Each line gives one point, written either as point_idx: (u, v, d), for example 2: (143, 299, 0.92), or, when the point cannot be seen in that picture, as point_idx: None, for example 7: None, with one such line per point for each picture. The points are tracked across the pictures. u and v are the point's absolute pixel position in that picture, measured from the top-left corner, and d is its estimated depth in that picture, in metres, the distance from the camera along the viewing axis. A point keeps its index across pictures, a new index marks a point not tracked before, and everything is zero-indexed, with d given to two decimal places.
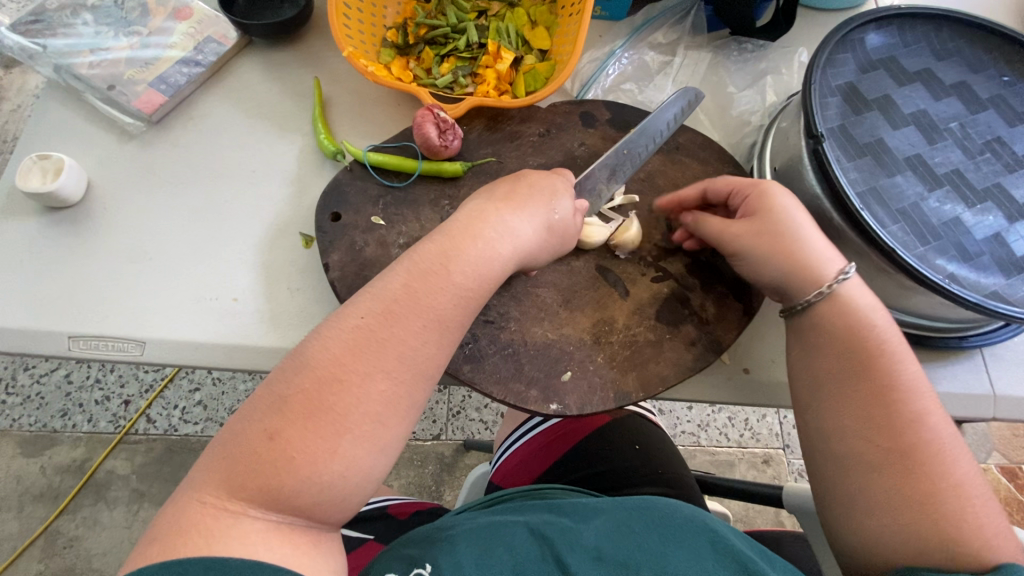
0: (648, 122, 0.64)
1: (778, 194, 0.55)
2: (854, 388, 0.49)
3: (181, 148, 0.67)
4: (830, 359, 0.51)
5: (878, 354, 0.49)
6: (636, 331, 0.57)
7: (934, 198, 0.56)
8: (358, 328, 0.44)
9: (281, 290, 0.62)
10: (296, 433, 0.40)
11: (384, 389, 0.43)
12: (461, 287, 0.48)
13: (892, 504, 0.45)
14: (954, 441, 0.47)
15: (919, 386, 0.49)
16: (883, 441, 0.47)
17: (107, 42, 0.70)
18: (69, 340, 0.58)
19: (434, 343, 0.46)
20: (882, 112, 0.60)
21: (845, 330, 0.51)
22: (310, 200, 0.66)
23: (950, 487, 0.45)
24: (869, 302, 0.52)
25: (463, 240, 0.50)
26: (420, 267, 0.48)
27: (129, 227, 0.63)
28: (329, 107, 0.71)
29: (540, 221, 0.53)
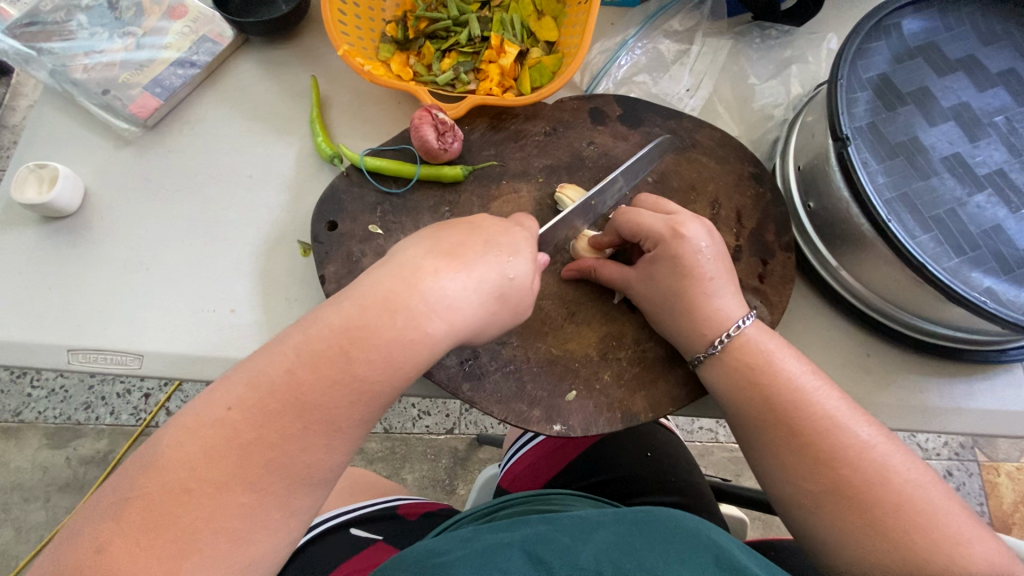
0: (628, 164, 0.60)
1: (677, 250, 0.50)
2: (765, 434, 0.46)
3: (176, 154, 0.65)
4: (732, 412, 0.49)
5: (783, 393, 0.46)
6: (646, 347, 0.54)
7: (973, 202, 0.51)
8: (235, 438, 0.39)
9: (278, 300, 0.60)
10: (131, 552, 0.36)
11: (241, 501, 0.39)
12: (360, 381, 0.41)
13: (837, 545, 0.42)
14: (893, 458, 0.43)
15: (831, 413, 0.45)
16: (808, 485, 0.44)
17: (102, 45, 0.68)
18: (68, 353, 0.57)
19: (316, 447, 0.41)
20: (919, 106, 0.55)
21: (738, 376, 0.48)
22: (307, 207, 0.64)
23: (890, 514, 0.41)
24: (767, 343, 0.48)
25: (380, 317, 0.41)
26: (312, 349, 0.41)
27: (125, 236, 0.62)
28: (327, 107, 0.68)
29: (482, 285, 0.44)
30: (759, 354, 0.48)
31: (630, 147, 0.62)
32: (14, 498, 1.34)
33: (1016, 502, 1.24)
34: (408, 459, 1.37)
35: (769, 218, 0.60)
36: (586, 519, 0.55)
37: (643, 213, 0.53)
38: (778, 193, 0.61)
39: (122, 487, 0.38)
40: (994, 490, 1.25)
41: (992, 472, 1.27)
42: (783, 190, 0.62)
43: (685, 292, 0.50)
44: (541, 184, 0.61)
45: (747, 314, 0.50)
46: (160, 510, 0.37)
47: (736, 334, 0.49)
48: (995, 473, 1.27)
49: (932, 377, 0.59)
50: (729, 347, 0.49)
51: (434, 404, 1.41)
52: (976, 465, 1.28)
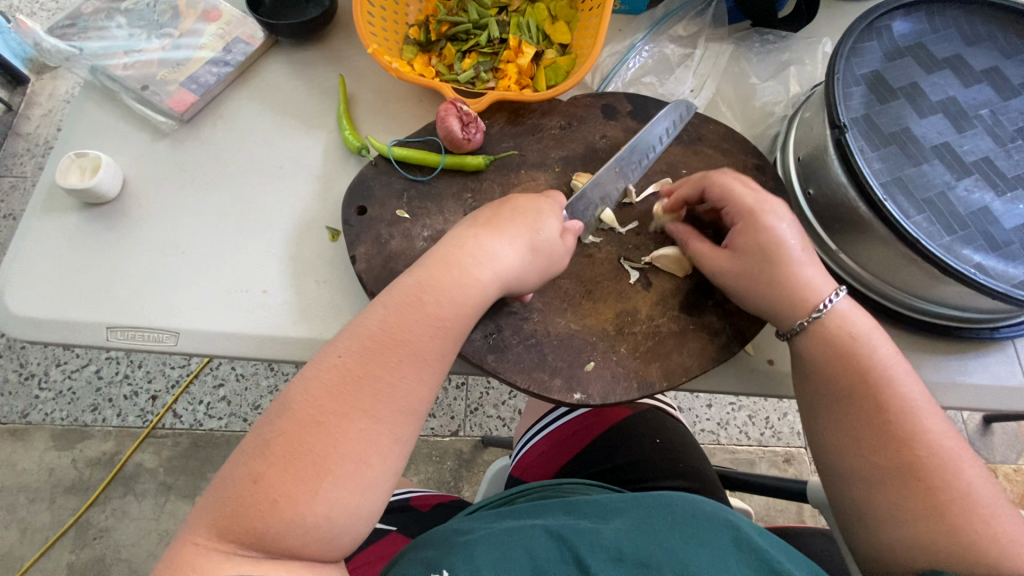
0: (645, 130, 0.64)
1: (772, 221, 0.55)
2: (845, 407, 0.50)
3: (211, 145, 0.69)
4: (815, 380, 0.52)
5: (874, 375, 0.49)
6: (659, 322, 0.57)
7: (962, 186, 0.55)
8: (347, 370, 0.46)
9: (308, 283, 0.63)
10: (279, 478, 0.42)
11: (358, 426, 0.45)
12: (437, 319, 0.49)
13: (893, 517, 0.47)
14: (964, 455, 0.47)
15: (917, 400, 0.49)
16: (880, 458, 0.48)
17: (140, 44, 0.72)
18: (107, 331, 0.60)
19: (412, 377, 0.47)
20: (909, 100, 0.59)
21: (832, 347, 0.51)
22: (335, 195, 0.67)
23: (953, 499, 0.45)
24: (861, 321, 0.52)
25: (440, 272, 0.50)
26: (398, 301, 0.49)
27: (162, 222, 0.65)
28: (353, 104, 0.72)
29: (524, 244, 0.53)
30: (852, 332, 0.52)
31: None
32: (19, 499, 1.34)
33: (1014, 503, 1.26)
34: (414, 460, 1.38)
35: None
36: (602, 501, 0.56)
37: (737, 186, 0.57)
38: (780, 182, 0.65)
39: (261, 433, 0.45)
40: None
41: None
42: (784, 180, 0.66)
43: (781, 258, 0.53)
44: (558, 173, 0.65)
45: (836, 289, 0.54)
46: (297, 441, 0.43)
47: (831, 306, 0.52)
48: (994, 475, 1.29)
49: (928, 355, 0.62)
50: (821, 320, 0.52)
51: (440, 406, 1.42)
52: None
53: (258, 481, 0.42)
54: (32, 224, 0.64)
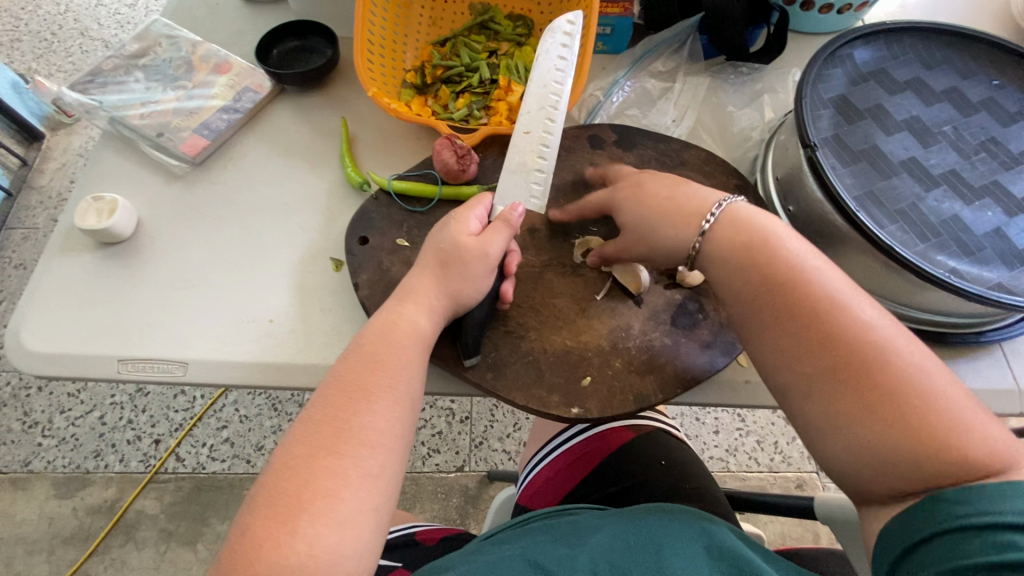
0: (534, 77, 0.66)
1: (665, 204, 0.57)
2: (767, 311, 0.49)
3: (221, 185, 0.73)
4: (730, 295, 0.52)
5: (784, 269, 0.49)
6: (652, 336, 0.60)
7: (932, 197, 0.58)
8: (312, 418, 0.49)
9: (313, 311, 0.65)
10: (260, 526, 0.44)
11: (326, 465, 0.46)
12: (383, 356, 0.52)
13: (832, 417, 0.44)
14: (895, 337, 0.45)
15: (835, 294, 0.47)
16: (804, 361, 0.46)
17: (157, 96, 0.78)
18: (119, 363, 0.62)
19: (369, 411, 0.49)
20: (875, 120, 0.63)
21: (735, 249, 0.52)
22: (338, 228, 0.70)
23: (887, 392, 0.43)
24: (761, 223, 0.53)
25: (388, 320, 0.54)
26: (358, 350, 0.53)
27: (173, 258, 0.68)
28: (355, 143, 0.76)
29: (460, 268, 0.56)
30: (761, 232, 0.52)
31: (626, 166, 0.70)
32: (17, 552, 1.32)
33: None
34: (419, 498, 1.36)
35: None
36: (584, 523, 0.55)
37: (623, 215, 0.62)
38: (761, 200, 0.68)
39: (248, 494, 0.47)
40: None
41: None
42: (765, 198, 0.69)
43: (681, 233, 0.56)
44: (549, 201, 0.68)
45: (725, 199, 0.56)
46: (273, 490, 0.45)
47: (721, 211, 0.55)
48: None
49: None
50: (715, 228, 0.54)
51: (444, 441, 1.41)
52: None
53: (244, 532, 0.44)
54: (50, 264, 0.67)
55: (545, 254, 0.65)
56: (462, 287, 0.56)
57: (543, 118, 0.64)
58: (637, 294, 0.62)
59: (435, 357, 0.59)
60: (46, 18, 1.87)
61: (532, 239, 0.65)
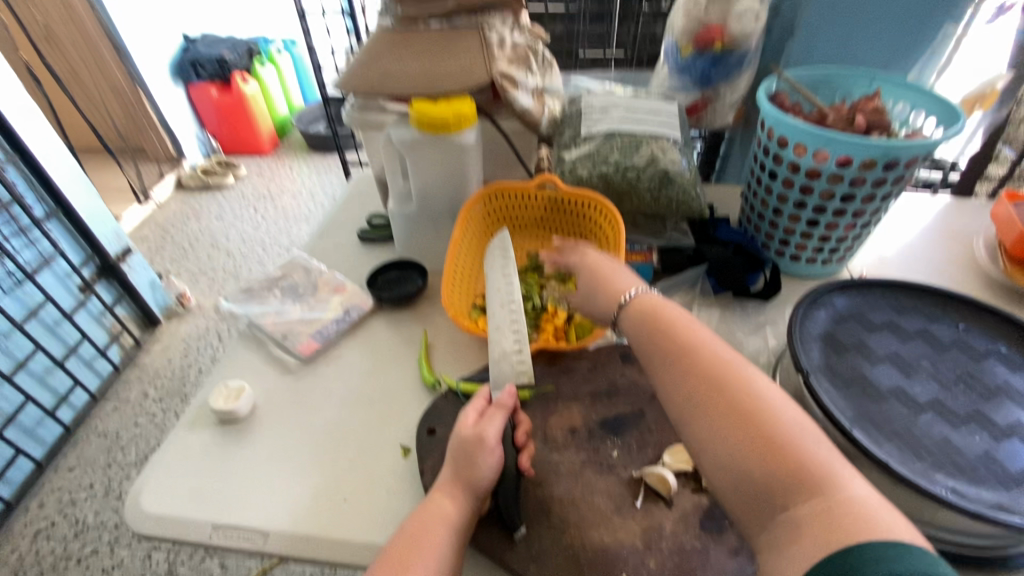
0: (491, 292, 0.90)
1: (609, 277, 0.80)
2: (665, 358, 0.63)
3: (322, 378, 0.91)
4: (645, 349, 0.67)
5: (680, 333, 0.63)
6: (683, 538, 0.65)
7: (921, 420, 0.68)
8: None
9: (381, 492, 0.75)
10: None
11: None
12: (419, 538, 0.61)
13: (727, 469, 0.51)
14: (771, 388, 0.55)
15: (724, 353, 0.59)
16: (705, 412, 0.55)
17: (288, 308, 1.03)
18: (211, 529, 0.72)
19: None
20: (860, 352, 0.77)
21: (645, 322, 0.68)
22: (410, 418, 0.84)
23: (758, 423, 0.51)
24: (660, 299, 0.71)
25: (428, 507, 0.64)
26: (403, 533, 0.62)
27: (274, 436, 0.82)
28: (431, 350, 0.95)
29: (472, 454, 0.67)
30: (657, 303, 0.70)
31: None
32: None
33: None
34: None
35: None
36: None
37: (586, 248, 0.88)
38: None
39: None
40: None
41: None
42: None
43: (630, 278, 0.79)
44: (587, 405, 0.81)
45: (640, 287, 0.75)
46: None
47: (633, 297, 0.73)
48: None
49: None
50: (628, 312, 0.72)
51: None
52: None
53: None
54: (179, 435, 0.83)
55: (584, 452, 0.75)
56: (472, 473, 0.66)
57: (504, 314, 0.85)
58: (669, 495, 0.69)
59: (485, 545, 0.66)
60: (200, 252, 2.55)
61: (573, 438, 0.77)
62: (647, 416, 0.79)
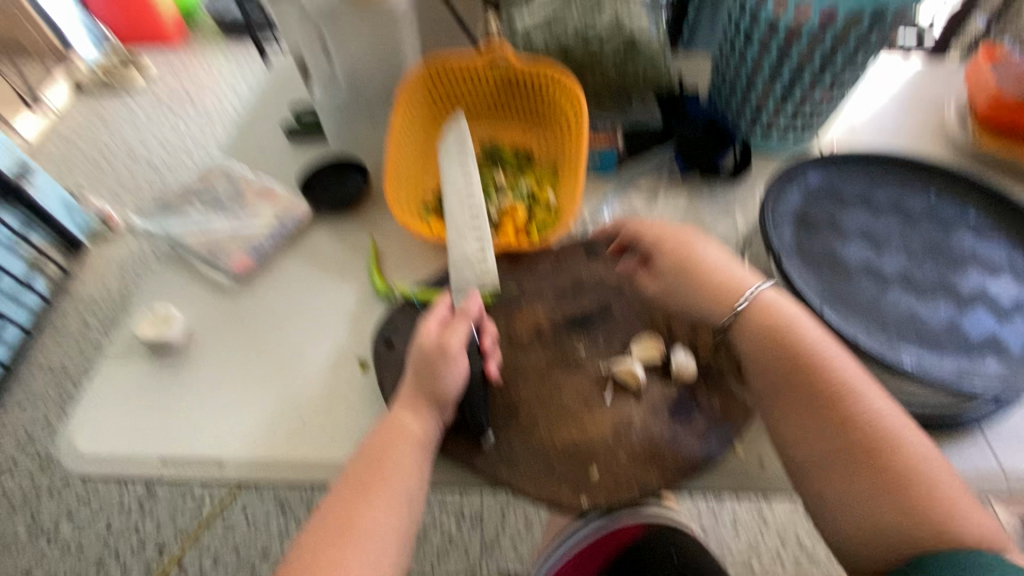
0: (449, 185, 0.83)
1: (680, 246, 0.70)
2: (779, 382, 0.61)
3: (263, 296, 0.83)
4: (761, 365, 0.63)
5: (803, 358, 0.60)
6: (652, 428, 0.65)
7: (890, 295, 0.67)
8: (324, 514, 0.57)
9: (341, 409, 0.72)
10: None
11: (332, 555, 0.54)
12: (383, 460, 0.59)
13: (856, 515, 0.55)
14: (902, 428, 0.56)
15: (853, 384, 0.59)
16: (828, 442, 0.57)
17: (213, 222, 0.90)
18: (161, 463, 0.68)
19: (373, 507, 0.57)
20: (832, 230, 0.73)
21: (764, 332, 0.63)
22: (365, 332, 0.79)
23: (903, 482, 0.54)
24: (787, 307, 0.63)
25: (390, 428, 0.61)
26: (366, 453, 0.60)
27: (216, 362, 0.76)
28: (381, 257, 0.87)
29: (436, 372, 0.62)
30: (768, 303, 0.64)
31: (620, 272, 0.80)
32: None
33: None
34: None
35: None
36: None
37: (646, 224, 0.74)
38: None
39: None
40: None
41: None
42: None
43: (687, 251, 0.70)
44: (553, 304, 0.77)
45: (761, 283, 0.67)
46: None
47: (754, 294, 0.65)
48: None
49: None
50: (749, 309, 0.64)
51: (454, 540, 1.39)
52: None
53: None
54: (108, 371, 0.75)
55: (551, 352, 0.72)
56: (436, 387, 0.62)
57: (464, 212, 0.80)
58: (638, 389, 0.68)
59: (453, 452, 0.65)
60: (119, 163, 2.27)
61: (539, 339, 0.73)
62: (615, 310, 0.76)
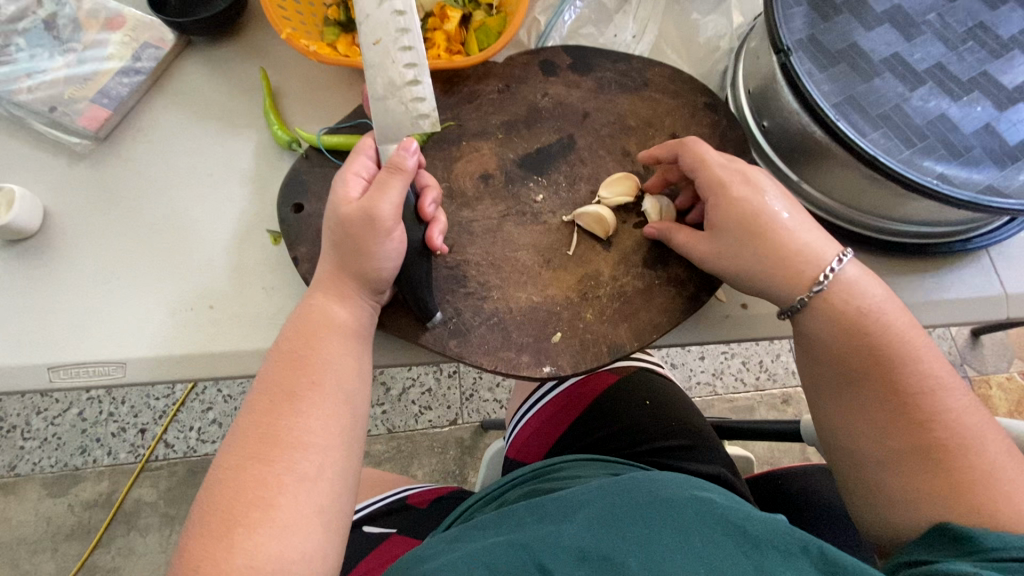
0: None
1: (745, 190, 0.52)
2: (836, 375, 0.51)
3: (133, 159, 0.65)
4: (823, 357, 0.51)
5: (882, 338, 0.49)
6: (624, 282, 0.56)
7: (916, 96, 0.53)
8: (240, 432, 0.45)
9: (256, 291, 0.60)
10: (202, 547, 0.40)
11: (255, 473, 0.43)
12: (305, 359, 0.48)
13: (903, 513, 0.47)
14: (984, 429, 0.47)
15: (939, 378, 0.48)
16: (887, 438, 0.48)
17: (43, 64, 0.66)
18: (49, 372, 0.57)
19: (299, 412, 0.45)
20: (854, 14, 0.56)
21: (850, 328, 0.50)
22: (273, 196, 0.64)
23: (972, 483, 0.44)
24: (869, 284, 0.51)
25: (309, 320, 0.50)
26: (284, 356, 0.48)
27: (90, 248, 0.61)
28: (280, 97, 0.68)
29: (356, 242, 0.49)
30: (851, 299, 0.50)
31: (584, 94, 0.63)
32: (19, 553, 1.29)
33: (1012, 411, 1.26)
34: (416, 455, 1.36)
35: (727, 142, 0.61)
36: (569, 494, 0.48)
37: (709, 153, 0.54)
38: (733, 117, 0.62)
39: (195, 510, 0.43)
40: (988, 401, 1.26)
41: (984, 385, 1.28)
42: (737, 114, 0.64)
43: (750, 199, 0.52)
44: (501, 141, 0.61)
45: (843, 253, 0.52)
46: (211, 508, 0.42)
47: (830, 277, 0.51)
48: (988, 386, 1.28)
49: (905, 276, 0.60)
50: (811, 304, 0.51)
51: (434, 397, 1.40)
52: (969, 380, 1.28)
53: (185, 555, 0.41)
54: None
55: (502, 202, 0.59)
56: (362, 259, 0.49)
57: (387, 22, 0.56)
58: (607, 238, 0.57)
59: (392, 328, 0.55)
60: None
61: (486, 187, 0.59)
62: (579, 143, 0.61)
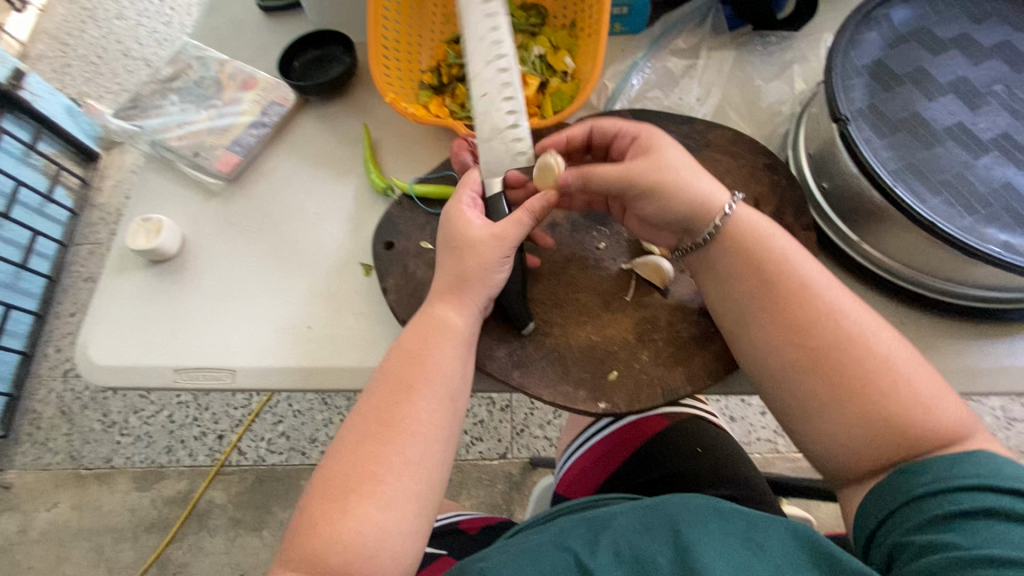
0: (470, 39, 0.64)
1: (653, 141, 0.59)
2: (749, 299, 0.53)
3: (256, 197, 0.77)
4: (730, 278, 0.55)
5: (777, 261, 0.53)
6: (679, 327, 0.59)
7: (981, 164, 0.54)
8: (362, 412, 0.52)
9: (346, 315, 0.68)
10: (321, 509, 0.48)
11: (372, 451, 0.50)
12: (424, 356, 0.54)
13: (828, 427, 0.49)
14: (877, 331, 0.50)
15: (830, 296, 0.51)
16: (797, 351, 0.50)
17: (191, 117, 0.81)
18: (176, 372, 0.67)
19: (411, 404, 0.52)
20: (916, 85, 0.59)
21: (744, 255, 0.54)
22: (366, 233, 0.73)
23: (871, 387, 0.47)
24: (755, 219, 0.56)
25: (428, 322, 0.56)
26: (407, 349, 0.55)
27: (217, 270, 0.72)
28: (378, 149, 0.78)
29: (483, 261, 0.56)
30: (751, 229, 0.55)
31: None
32: (105, 539, 1.42)
33: None
34: (465, 485, 1.39)
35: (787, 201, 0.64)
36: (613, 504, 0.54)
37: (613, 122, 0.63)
38: (792, 178, 0.65)
39: (317, 476, 0.50)
40: None
41: None
42: (797, 175, 0.67)
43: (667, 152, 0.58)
44: None
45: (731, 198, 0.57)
46: (331, 478, 0.49)
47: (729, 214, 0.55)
48: None
49: (973, 340, 0.59)
50: (715, 231, 0.56)
51: (485, 430, 1.44)
52: None
53: (306, 517, 0.48)
54: (109, 283, 0.72)
55: (567, 248, 0.64)
56: (479, 278, 0.56)
57: (495, 80, 0.63)
58: (664, 286, 0.61)
59: None
60: (94, 43, 1.90)
61: (554, 234, 0.65)
62: None
